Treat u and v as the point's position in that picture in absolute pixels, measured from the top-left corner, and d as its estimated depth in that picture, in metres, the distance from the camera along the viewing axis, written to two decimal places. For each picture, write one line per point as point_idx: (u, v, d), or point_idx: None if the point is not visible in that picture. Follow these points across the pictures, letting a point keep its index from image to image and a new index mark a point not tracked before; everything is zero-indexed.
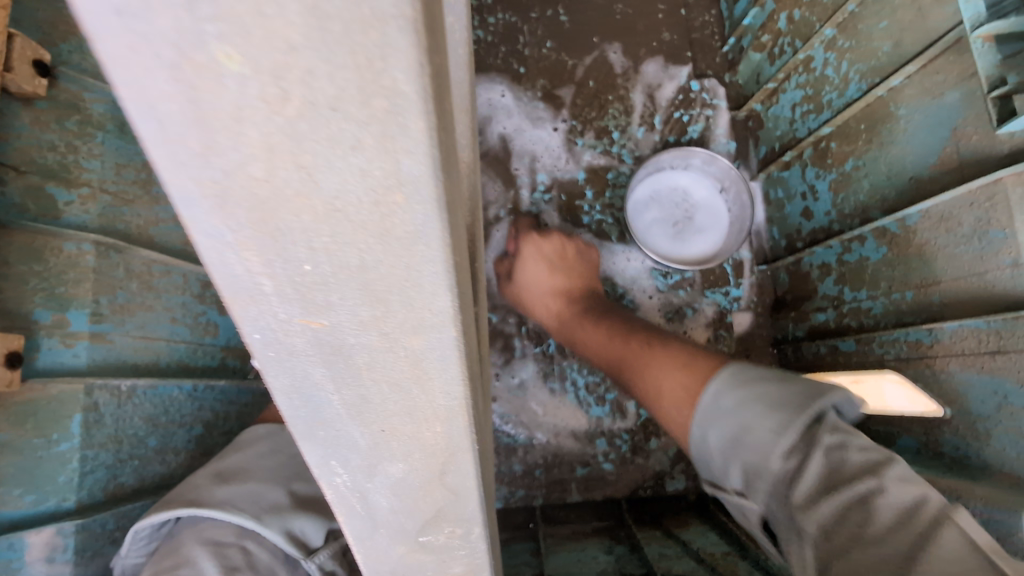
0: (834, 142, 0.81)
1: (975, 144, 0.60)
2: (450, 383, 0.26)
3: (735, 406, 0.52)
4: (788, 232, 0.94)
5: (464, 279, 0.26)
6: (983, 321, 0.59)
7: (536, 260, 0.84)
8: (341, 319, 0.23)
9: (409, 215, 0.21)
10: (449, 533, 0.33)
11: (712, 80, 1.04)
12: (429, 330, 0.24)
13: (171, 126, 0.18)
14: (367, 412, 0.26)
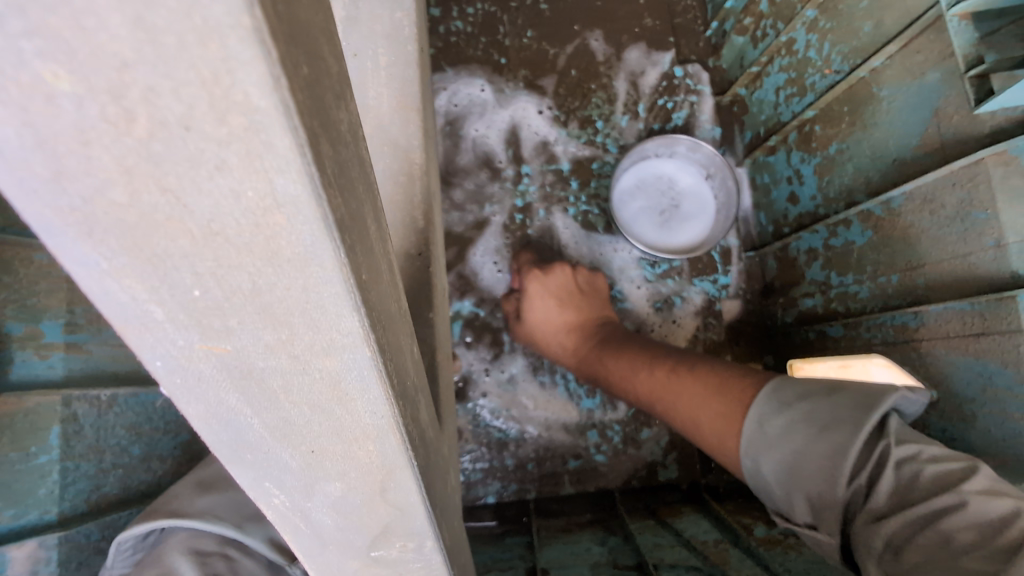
0: (818, 126, 0.81)
1: (956, 123, 0.59)
2: (373, 402, 0.25)
3: (783, 434, 0.54)
4: (774, 218, 0.93)
5: (384, 291, 0.24)
6: (968, 303, 0.59)
7: (544, 298, 0.87)
8: (246, 343, 0.22)
9: (296, 236, 0.19)
10: (401, 547, 0.33)
11: (696, 65, 1.03)
12: (340, 351, 0.23)
13: (10, 153, 0.16)
14: (292, 434, 0.26)
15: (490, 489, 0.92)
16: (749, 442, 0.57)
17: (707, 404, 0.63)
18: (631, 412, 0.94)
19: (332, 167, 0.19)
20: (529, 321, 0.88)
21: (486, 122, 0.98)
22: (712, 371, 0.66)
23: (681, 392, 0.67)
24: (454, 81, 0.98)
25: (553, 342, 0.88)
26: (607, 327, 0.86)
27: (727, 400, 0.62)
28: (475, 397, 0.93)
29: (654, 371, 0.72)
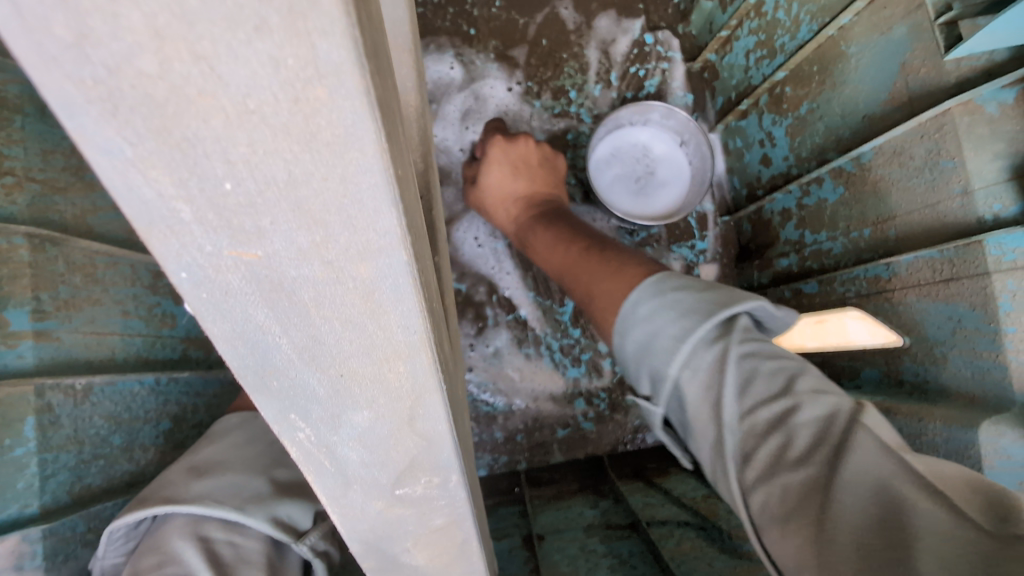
0: (788, 87, 0.82)
1: (924, 76, 0.61)
2: (405, 314, 0.25)
3: (650, 312, 0.47)
4: (748, 181, 0.95)
5: (409, 204, 0.24)
6: (937, 251, 0.61)
7: (503, 164, 0.82)
8: (276, 249, 0.22)
9: (335, 114, 0.19)
10: (427, 482, 0.33)
11: (665, 32, 1.03)
12: (376, 256, 0.23)
13: (30, 10, 0.16)
14: (321, 355, 0.26)
15: (481, 462, 0.92)
16: (621, 319, 0.50)
17: (609, 278, 0.57)
18: (616, 378, 0.95)
19: (370, 46, 0.19)
20: (485, 190, 0.83)
21: (458, 97, 0.98)
22: (619, 259, 0.60)
23: (596, 292, 0.57)
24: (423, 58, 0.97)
25: (499, 206, 0.84)
26: (554, 203, 0.81)
27: (621, 283, 0.54)
28: None
29: (574, 247, 0.67)
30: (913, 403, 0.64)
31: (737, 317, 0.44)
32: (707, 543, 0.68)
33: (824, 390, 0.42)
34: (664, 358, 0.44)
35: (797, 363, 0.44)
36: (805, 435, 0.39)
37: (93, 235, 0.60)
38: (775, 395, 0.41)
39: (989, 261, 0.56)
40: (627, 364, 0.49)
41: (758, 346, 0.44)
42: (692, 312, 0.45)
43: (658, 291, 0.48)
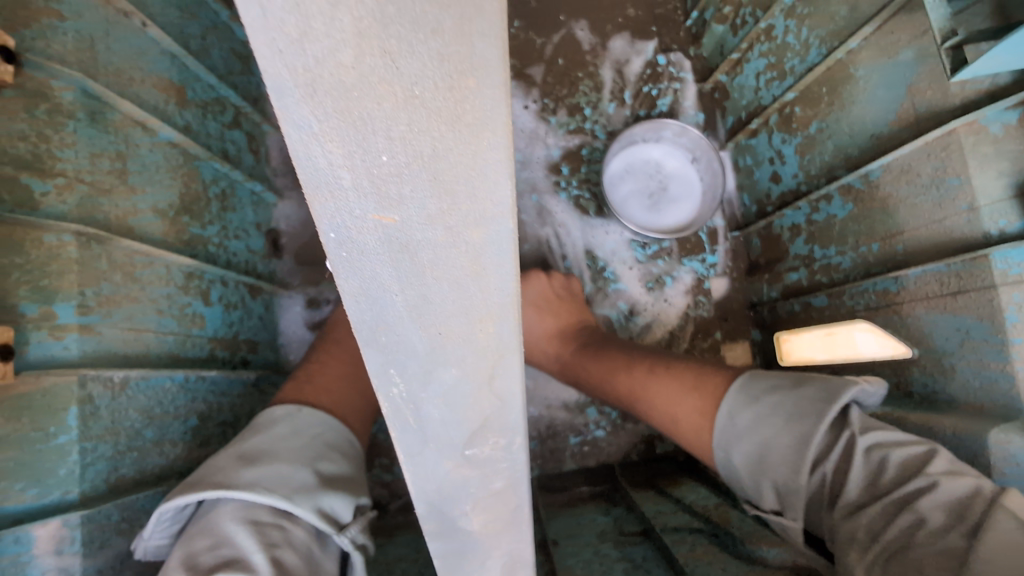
0: (798, 107, 0.85)
1: (929, 98, 0.64)
2: (503, 278, 0.28)
3: (751, 424, 0.58)
4: (758, 198, 0.97)
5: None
6: (944, 265, 0.63)
7: (526, 309, 0.84)
8: (410, 214, 0.26)
9: (480, 100, 0.25)
10: (494, 445, 0.31)
11: (677, 54, 1.07)
12: (489, 222, 0.27)
13: (274, 13, 0.23)
14: (428, 312, 0.28)
15: None
16: (721, 434, 0.61)
17: (678, 402, 0.67)
18: None
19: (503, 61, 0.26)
20: None
21: None
22: (687, 365, 0.70)
23: (656, 395, 0.69)
24: None
25: (538, 351, 0.87)
26: (585, 331, 0.86)
27: (703, 395, 0.65)
28: None
29: (634, 370, 0.74)
30: (921, 412, 0.66)
31: (848, 411, 0.55)
32: (720, 548, 0.69)
33: (954, 467, 0.49)
34: (780, 464, 0.55)
35: (931, 445, 0.51)
36: (905, 489, 0.48)
37: (133, 235, 0.62)
38: (906, 476, 0.49)
39: (996, 274, 0.58)
40: (738, 475, 0.59)
41: (883, 437, 0.52)
42: (795, 417, 0.55)
43: (753, 398, 0.60)
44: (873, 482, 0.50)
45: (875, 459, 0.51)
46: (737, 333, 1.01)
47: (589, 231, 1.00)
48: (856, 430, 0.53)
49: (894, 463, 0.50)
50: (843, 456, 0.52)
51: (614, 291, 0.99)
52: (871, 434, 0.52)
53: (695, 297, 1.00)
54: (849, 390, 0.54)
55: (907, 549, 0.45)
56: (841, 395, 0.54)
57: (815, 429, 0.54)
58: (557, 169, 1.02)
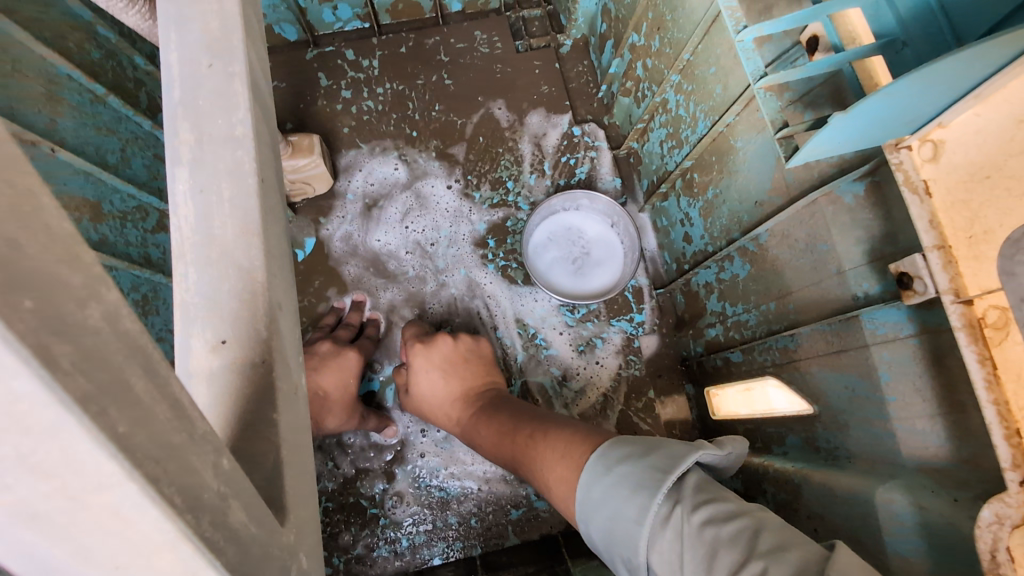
0: (695, 174, 0.90)
1: (795, 170, 0.68)
2: (157, 522, 0.18)
3: (603, 497, 0.55)
4: (675, 256, 1.01)
5: (190, 463, 0.19)
6: (827, 324, 0.66)
7: (427, 368, 0.88)
8: (30, 492, 0.16)
9: (39, 405, 0.15)
10: None
11: (592, 124, 1.13)
12: (111, 488, 0.17)
13: None
14: (99, 558, 0.18)
15: (436, 550, 0.92)
16: (581, 507, 0.58)
17: (552, 467, 0.64)
18: None
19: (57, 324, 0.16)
20: (417, 395, 0.89)
21: (401, 197, 1.08)
22: (560, 433, 0.67)
23: (546, 468, 0.66)
24: (370, 160, 1.09)
25: (440, 413, 0.89)
26: (491, 392, 0.87)
27: (569, 465, 0.62)
28: (413, 458, 0.94)
29: (517, 436, 0.74)
30: (826, 469, 0.67)
31: (686, 477, 0.51)
32: None
33: (794, 537, 0.45)
34: (630, 546, 0.51)
35: (756, 516, 0.47)
36: (736, 573, 0.43)
37: None
38: (743, 556, 0.44)
39: (867, 333, 0.61)
40: (598, 548, 0.56)
41: (714, 510, 0.48)
42: (637, 489, 0.52)
43: (607, 467, 0.57)
44: (692, 573, 0.46)
45: (705, 533, 0.47)
46: (671, 389, 1.03)
47: (517, 300, 1.04)
48: (685, 507, 0.49)
49: (726, 528, 0.46)
50: (677, 542, 0.48)
51: (546, 357, 1.02)
52: (707, 508, 0.48)
53: (625, 356, 1.03)
54: (690, 455, 0.52)
55: None
56: (682, 462, 0.52)
57: (647, 505, 0.50)
58: (483, 243, 1.06)
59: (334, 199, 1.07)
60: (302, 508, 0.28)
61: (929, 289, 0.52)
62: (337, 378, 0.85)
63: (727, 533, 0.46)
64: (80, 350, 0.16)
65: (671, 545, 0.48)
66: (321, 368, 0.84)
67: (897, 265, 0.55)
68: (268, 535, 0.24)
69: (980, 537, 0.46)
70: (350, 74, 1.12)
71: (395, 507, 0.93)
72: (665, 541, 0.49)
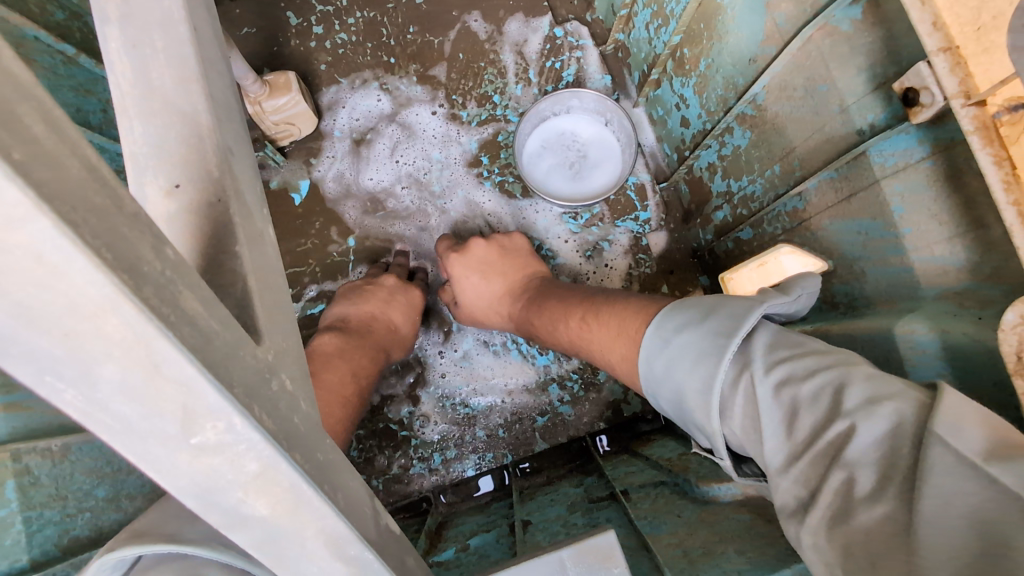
0: (686, 49, 0.84)
1: (786, 11, 0.63)
2: (89, 273, 0.17)
3: (666, 369, 0.55)
4: (675, 145, 0.97)
5: (122, 232, 0.19)
6: (833, 171, 0.63)
7: (467, 278, 0.88)
8: None
9: None
10: (213, 430, 0.22)
11: (574, 23, 1.07)
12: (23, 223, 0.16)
13: None
14: (34, 320, 0.18)
15: (468, 462, 0.95)
16: (647, 379, 0.59)
17: (612, 348, 0.66)
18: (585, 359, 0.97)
19: None
20: (464, 303, 0.90)
21: (387, 130, 1.05)
22: (613, 313, 0.68)
23: (608, 351, 0.67)
24: (351, 95, 1.05)
25: (491, 313, 0.90)
26: (534, 282, 0.87)
27: (627, 342, 0.63)
28: (435, 379, 0.96)
29: (569, 321, 0.75)
30: (845, 321, 0.65)
31: (754, 336, 0.50)
32: (678, 496, 0.69)
33: (883, 385, 0.43)
34: (703, 415, 0.50)
35: (840, 368, 0.45)
36: (827, 437, 0.43)
37: None
38: (826, 416, 0.44)
39: (876, 169, 0.57)
40: (671, 419, 0.57)
41: (791, 368, 0.47)
42: (702, 358, 0.51)
43: (666, 338, 0.56)
44: (769, 436, 0.46)
45: (786, 393, 0.46)
46: (685, 283, 1.01)
47: (519, 214, 1.03)
48: (758, 368, 0.48)
49: (806, 386, 0.45)
50: (750, 407, 0.48)
51: (555, 267, 1.01)
52: (783, 367, 0.47)
53: (635, 256, 1.02)
54: (754, 313, 0.50)
55: (853, 510, 0.41)
56: (745, 323, 0.50)
57: (714, 372, 0.49)
58: (477, 161, 1.04)
59: (322, 138, 1.04)
60: (280, 335, 0.28)
61: (937, 98, 0.48)
62: (404, 314, 0.89)
63: (808, 390, 0.45)
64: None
65: (745, 410, 0.48)
66: (391, 302, 0.87)
67: (901, 82, 0.51)
68: (240, 342, 0.24)
69: (1003, 340, 0.43)
70: (318, 8, 1.05)
71: (423, 426, 0.95)
72: (741, 408, 0.48)
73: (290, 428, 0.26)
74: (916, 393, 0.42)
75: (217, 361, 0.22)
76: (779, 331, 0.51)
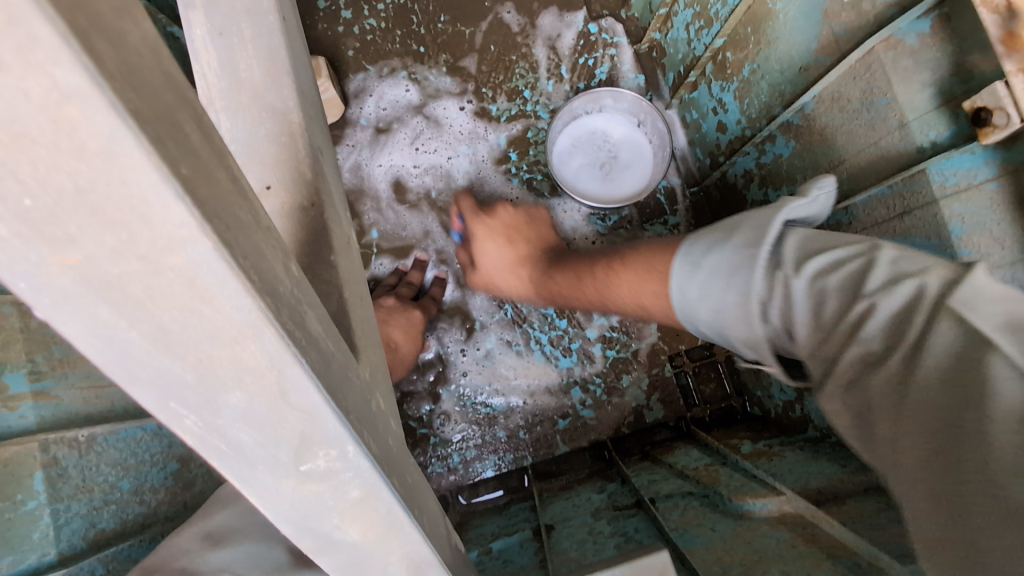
0: (728, 53, 0.82)
1: (845, 20, 0.62)
2: (235, 294, 0.19)
3: (700, 293, 0.50)
4: (709, 150, 0.96)
5: (262, 249, 0.21)
6: (887, 188, 0.62)
7: (489, 248, 0.85)
8: (98, 251, 0.18)
9: (96, 129, 0.16)
10: (325, 457, 0.23)
11: (609, 19, 1.05)
12: (183, 247, 0.18)
13: None
14: (174, 343, 0.19)
15: (487, 463, 0.94)
16: (680, 308, 0.53)
17: (640, 286, 0.58)
18: (608, 362, 0.97)
19: (122, 70, 0.16)
20: (482, 270, 0.86)
21: (412, 121, 1.02)
22: (641, 252, 0.61)
23: (635, 295, 0.59)
24: (378, 84, 1.02)
25: (511, 285, 0.85)
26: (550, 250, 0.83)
27: (658, 276, 0.55)
28: (456, 377, 0.95)
29: (596, 273, 0.67)
30: None
31: (787, 236, 0.48)
32: (710, 509, 0.68)
33: (920, 262, 0.41)
34: (739, 327, 0.47)
35: (870, 253, 0.43)
36: (853, 314, 0.41)
37: None
38: (851, 296, 0.42)
39: (934, 188, 0.56)
40: (711, 340, 0.52)
41: (825, 261, 0.44)
42: (737, 270, 0.47)
43: (695, 262, 0.51)
44: (807, 320, 0.43)
45: (818, 287, 0.43)
46: None
47: (546, 213, 1.02)
48: (791, 268, 0.45)
49: (835, 275, 0.43)
50: (785, 301, 0.44)
51: None
52: (812, 259, 0.45)
53: None
54: (777, 217, 0.48)
55: (874, 364, 0.40)
56: (770, 229, 0.47)
57: (751, 282, 0.46)
58: (506, 157, 1.03)
59: (346, 126, 1.01)
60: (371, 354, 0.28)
61: (1013, 121, 0.47)
62: (404, 331, 0.85)
63: (836, 278, 0.43)
64: (120, 61, 0.16)
65: (782, 304, 0.45)
66: (388, 321, 0.84)
67: (971, 101, 0.50)
68: (347, 362, 0.25)
69: None
70: None
71: (443, 425, 0.94)
72: (773, 300, 0.45)
73: (389, 451, 0.26)
74: (944, 268, 0.40)
75: (332, 384, 0.23)
76: (809, 232, 0.48)
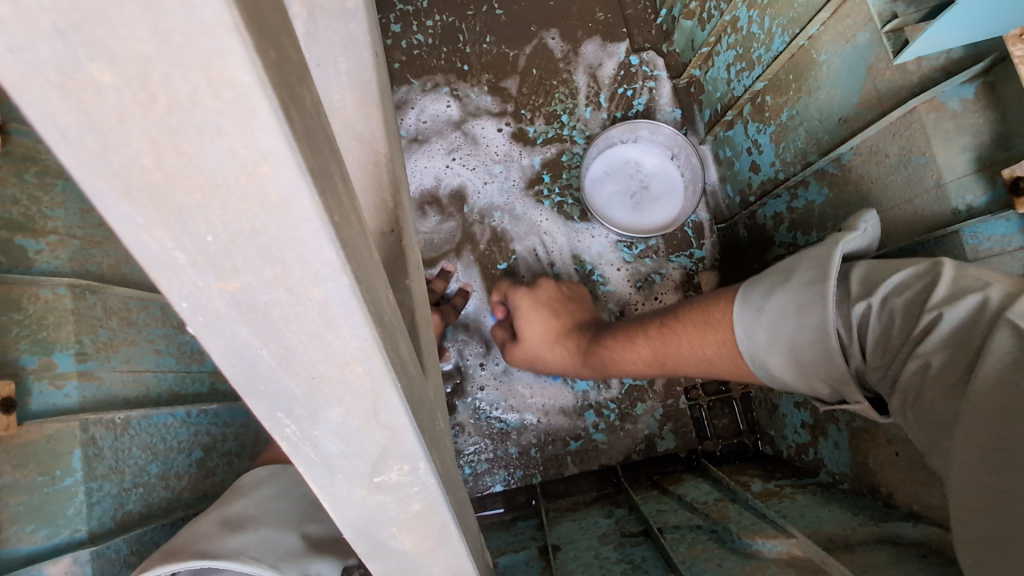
0: (768, 96, 0.84)
1: (889, 78, 0.63)
2: (358, 326, 0.22)
3: (770, 333, 0.54)
4: (740, 188, 0.98)
5: (376, 284, 0.24)
6: (919, 244, 0.63)
7: (530, 311, 0.85)
8: (252, 282, 0.21)
9: (279, 183, 0.19)
10: (398, 472, 0.26)
11: (650, 53, 1.07)
12: (323, 284, 0.21)
13: (74, 135, 0.17)
14: (296, 363, 0.23)
15: (497, 477, 0.95)
16: (744, 349, 0.57)
17: (702, 339, 0.62)
18: (624, 390, 0.98)
19: (302, 131, 0.19)
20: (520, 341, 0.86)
21: (450, 136, 1.05)
22: (698, 308, 0.64)
23: (690, 341, 0.63)
24: (421, 98, 1.05)
25: (546, 358, 0.85)
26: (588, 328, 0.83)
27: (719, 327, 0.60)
28: (473, 391, 0.96)
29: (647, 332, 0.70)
30: None
31: None
32: (718, 544, 0.68)
33: None
34: None
35: None
36: None
37: (126, 282, 0.67)
38: None
39: (967, 249, 0.57)
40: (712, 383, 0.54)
41: None
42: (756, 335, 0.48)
43: (758, 306, 0.55)
44: None
45: None
46: None
47: (574, 236, 1.03)
48: None
49: None
50: None
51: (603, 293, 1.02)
52: None
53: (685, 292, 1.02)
54: (779, 290, 0.49)
55: None
56: None
57: None
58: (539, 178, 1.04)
59: None
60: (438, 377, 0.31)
61: None
62: None
63: None
64: (302, 125, 0.19)
65: None
66: None
67: (1011, 169, 0.51)
68: (424, 383, 0.28)
69: None
70: (399, 7, 1.06)
71: (457, 436, 0.95)
72: None
73: (448, 470, 0.29)
74: None
75: (415, 406, 0.26)
76: None
